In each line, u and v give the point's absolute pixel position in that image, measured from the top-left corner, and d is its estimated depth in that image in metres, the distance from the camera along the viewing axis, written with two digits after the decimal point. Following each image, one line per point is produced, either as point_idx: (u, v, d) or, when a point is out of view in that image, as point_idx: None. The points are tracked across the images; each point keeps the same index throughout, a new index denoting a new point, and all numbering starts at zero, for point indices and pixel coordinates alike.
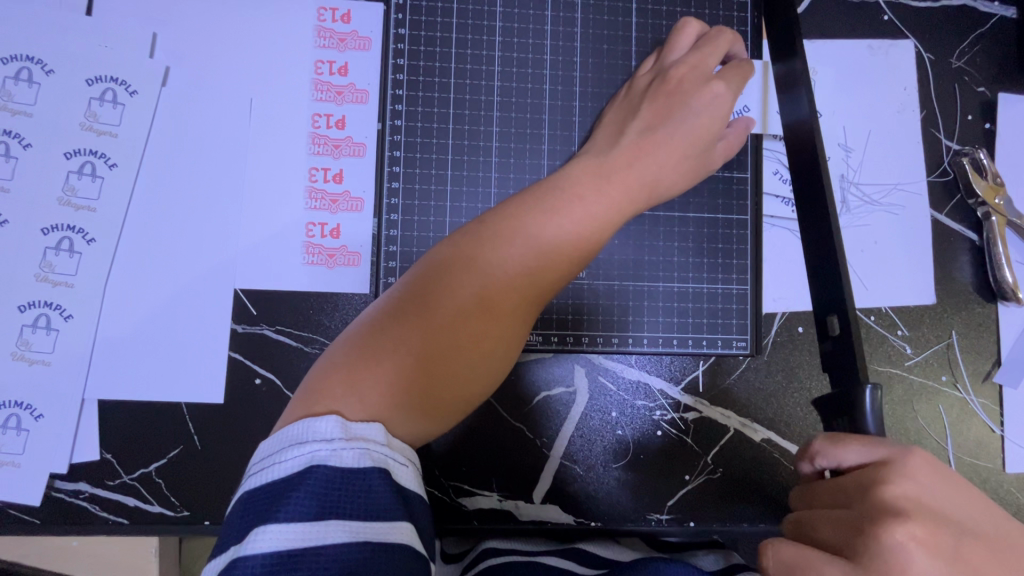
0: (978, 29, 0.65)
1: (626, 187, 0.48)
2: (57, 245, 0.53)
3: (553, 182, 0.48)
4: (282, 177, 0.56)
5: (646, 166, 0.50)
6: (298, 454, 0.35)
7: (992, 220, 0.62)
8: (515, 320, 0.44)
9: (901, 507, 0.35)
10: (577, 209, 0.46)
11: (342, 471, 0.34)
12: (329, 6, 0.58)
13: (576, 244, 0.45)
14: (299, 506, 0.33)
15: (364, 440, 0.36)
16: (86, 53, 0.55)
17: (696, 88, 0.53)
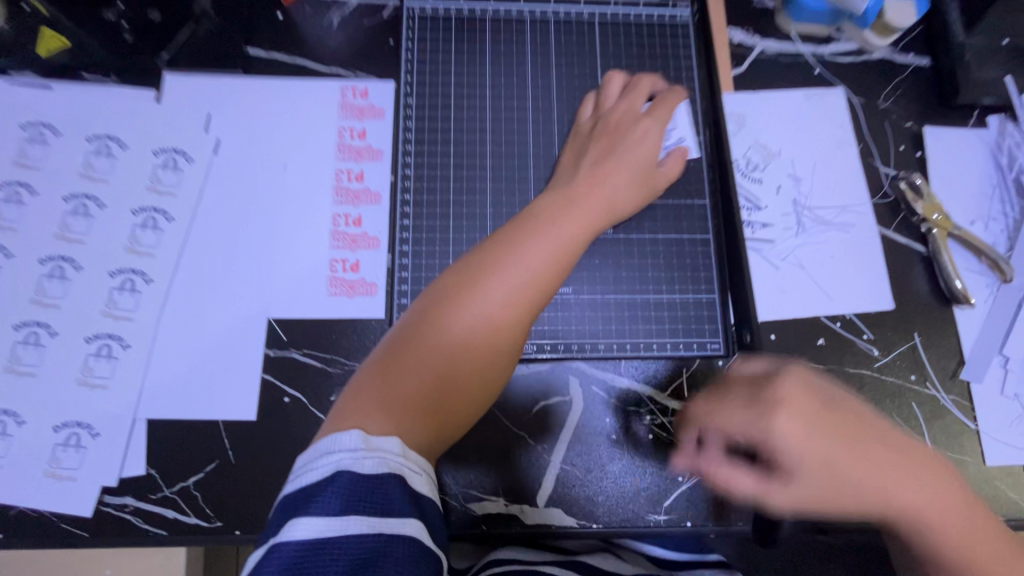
0: (897, 77, 0.77)
1: (589, 217, 0.57)
2: (121, 285, 0.62)
3: (528, 220, 0.56)
4: (312, 223, 0.67)
5: (602, 194, 0.58)
6: (327, 462, 0.43)
7: (934, 233, 0.70)
8: (511, 334, 0.51)
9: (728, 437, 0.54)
10: (552, 243, 0.54)
11: (363, 474, 0.42)
12: (351, 86, 0.71)
13: (552, 272, 0.53)
14: (328, 504, 0.40)
15: (382, 451, 0.43)
16: (155, 131, 0.67)
17: (630, 127, 0.62)
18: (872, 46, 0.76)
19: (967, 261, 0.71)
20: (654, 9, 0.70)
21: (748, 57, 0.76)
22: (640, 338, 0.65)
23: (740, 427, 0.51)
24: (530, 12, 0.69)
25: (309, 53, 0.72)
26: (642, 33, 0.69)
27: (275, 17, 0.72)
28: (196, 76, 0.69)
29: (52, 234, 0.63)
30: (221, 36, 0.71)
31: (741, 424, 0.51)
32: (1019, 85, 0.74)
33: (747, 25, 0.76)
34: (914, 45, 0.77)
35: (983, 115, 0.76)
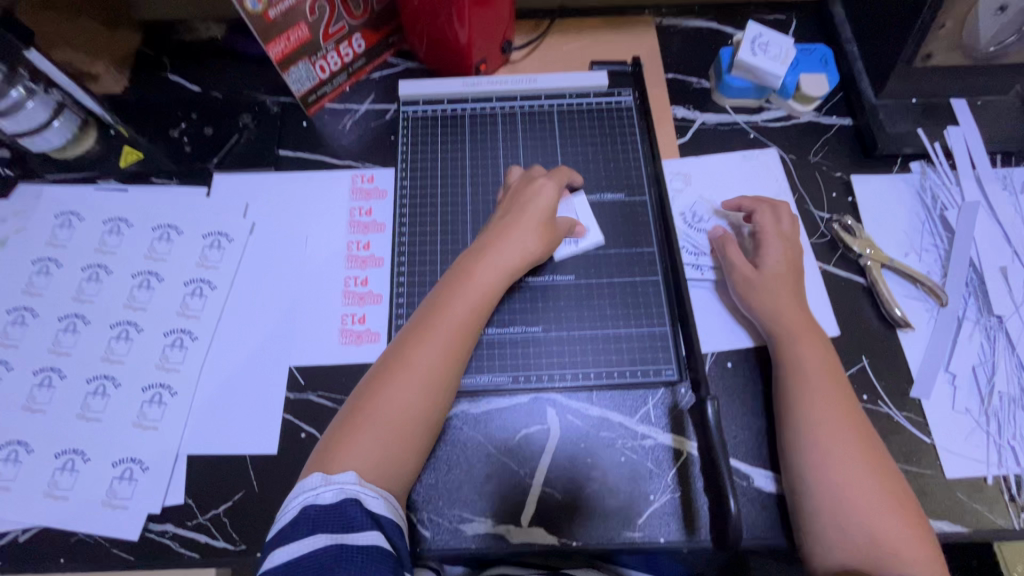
0: (824, 135, 0.89)
1: (502, 264, 0.70)
2: (172, 343, 0.76)
3: (457, 279, 0.70)
4: (327, 285, 0.80)
5: (508, 247, 0.71)
6: (293, 504, 0.57)
7: (870, 265, 0.79)
8: (446, 374, 0.65)
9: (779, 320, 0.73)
10: (472, 300, 0.68)
11: (322, 503, 0.56)
12: (361, 174, 0.87)
13: (473, 322, 0.68)
14: (301, 530, 0.54)
15: (341, 482, 0.58)
16: (205, 218, 0.83)
17: (527, 189, 0.75)
18: (797, 112, 0.90)
19: (906, 289, 0.79)
20: (603, 97, 0.85)
21: (690, 128, 0.89)
22: (602, 367, 0.74)
23: (771, 252, 0.76)
24: (501, 107, 0.85)
25: (327, 149, 0.89)
26: (594, 116, 0.84)
27: (301, 124, 0.91)
28: (237, 173, 0.87)
29: (121, 304, 0.77)
30: (258, 141, 0.88)
31: (773, 252, 0.76)
32: (931, 135, 0.85)
33: (688, 103, 0.91)
34: (835, 109, 0.90)
35: (906, 162, 0.86)
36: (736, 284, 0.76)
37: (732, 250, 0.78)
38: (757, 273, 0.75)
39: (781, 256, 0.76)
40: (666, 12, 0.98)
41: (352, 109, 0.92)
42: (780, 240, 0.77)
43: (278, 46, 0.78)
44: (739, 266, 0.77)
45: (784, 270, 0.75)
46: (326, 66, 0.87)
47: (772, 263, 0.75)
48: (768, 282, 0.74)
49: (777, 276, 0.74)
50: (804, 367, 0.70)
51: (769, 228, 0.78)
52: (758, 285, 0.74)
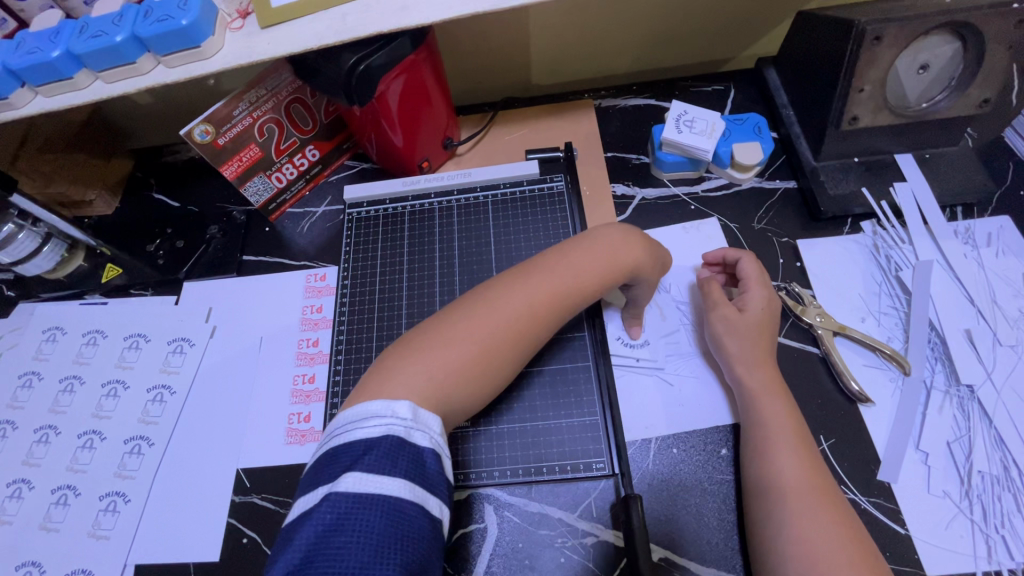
0: (768, 201, 0.88)
1: (606, 261, 0.68)
2: (131, 449, 0.80)
3: (551, 260, 0.68)
4: (277, 384, 0.83)
5: (613, 248, 0.69)
6: (377, 424, 0.52)
7: (822, 334, 0.75)
8: (518, 340, 0.63)
9: (753, 369, 0.70)
10: (567, 284, 0.66)
11: (409, 442, 0.51)
12: (315, 273, 0.92)
13: (554, 305, 0.65)
14: (376, 456, 0.49)
15: (427, 427, 0.54)
16: (171, 325, 0.89)
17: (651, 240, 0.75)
18: (738, 180, 0.89)
19: (863, 358, 0.74)
20: (536, 184, 0.89)
21: (630, 205, 0.90)
22: (532, 462, 0.72)
23: (753, 296, 0.73)
24: (438, 202, 0.90)
25: (286, 251, 0.95)
26: (527, 204, 0.88)
27: (263, 230, 0.97)
28: (204, 280, 0.93)
29: (90, 413, 0.83)
30: (225, 249, 0.96)
31: (755, 297, 0.73)
32: (877, 194, 0.82)
33: (627, 179, 0.92)
34: (779, 173, 0.89)
35: (856, 222, 0.83)
36: (716, 325, 0.74)
37: (715, 290, 0.76)
38: (740, 315, 0.72)
39: (765, 303, 0.73)
40: (605, 95, 1.02)
41: (310, 212, 0.99)
42: (761, 283, 0.74)
43: (232, 166, 0.86)
44: (722, 305, 0.74)
45: (764, 317, 0.72)
46: (282, 176, 0.94)
47: (750, 309, 0.73)
48: (748, 325, 0.72)
49: (759, 323, 0.72)
50: (777, 435, 0.65)
51: (751, 272, 0.75)
52: (739, 329, 0.72)
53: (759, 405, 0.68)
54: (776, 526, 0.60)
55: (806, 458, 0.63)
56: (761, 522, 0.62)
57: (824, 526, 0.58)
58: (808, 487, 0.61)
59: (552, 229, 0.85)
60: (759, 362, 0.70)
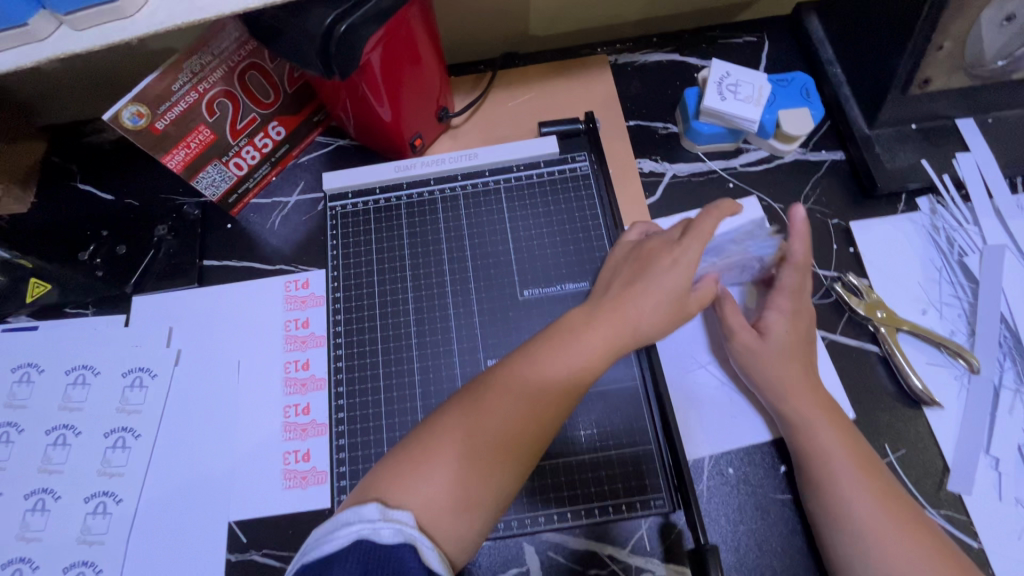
0: (814, 176, 0.78)
1: (617, 335, 0.58)
2: (94, 509, 0.67)
3: (555, 337, 0.59)
4: (264, 417, 0.71)
5: (627, 318, 0.59)
6: (348, 531, 0.48)
7: (883, 332, 0.68)
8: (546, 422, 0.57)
9: (781, 401, 0.62)
10: (573, 365, 0.57)
11: (382, 542, 0.47)
12: (293, 279, 0.77)
13: (583, 379, 0.58)
14: (347, 564, 0.45)
15: (399, 521, 0.49)
16: (122, 353, 0.74)
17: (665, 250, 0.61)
18: (780, 152, 0.78)
19: (926, 355, 0.68)
20: (555, 166, 0.75)
21: (660, 183, 0.78)
22: (579, 503, 0.64)
23: (776, 316, 0.65)
24: (440, 191, 0.75)
25: (256, 253, 0.79)
26: (546, 190, 0.75)
27: (225, 227, 0.81)
28: (158, 294, 0.77)
29: (35, 468, 0.69)
30: (179, 254, 0.79)
31: (776, 318, 0.65)
32: (937, 167, 0.74)
33: (655, 153, 0.80)
34: (824, 142, 0.79)
35: (911, 198, 0.75)
36: (738, 354, 0.65)
37: (732, 313, 0.66)
38: (762, 342, 0.64)
39: (788, 324, 0.64)
40: (621, 48, 0.87)
41: (281, 203, 0.82)
42: (788, 300, 0.65)
43: (175, 157, 0.69)
44: (740, 330, 0.65)
45: (783, 339, 0.64)
46: (242, 162, 0.77)
47: (772, 330, 0.64)
48: (773, 352, 0.63)
49: (785, 347, 0.64)
50: (837, 463, 0.58)
51: (785, 285, 0.65)
52: (764, 361, 0.63)
53: (818, 431, 0.60)
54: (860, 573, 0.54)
55: (878, 493, 0.56)
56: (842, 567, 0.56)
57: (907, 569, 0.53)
58: (885, 517, 0.55)
59: (579, 223, 0.73)
60: (797, 386, 0.62)
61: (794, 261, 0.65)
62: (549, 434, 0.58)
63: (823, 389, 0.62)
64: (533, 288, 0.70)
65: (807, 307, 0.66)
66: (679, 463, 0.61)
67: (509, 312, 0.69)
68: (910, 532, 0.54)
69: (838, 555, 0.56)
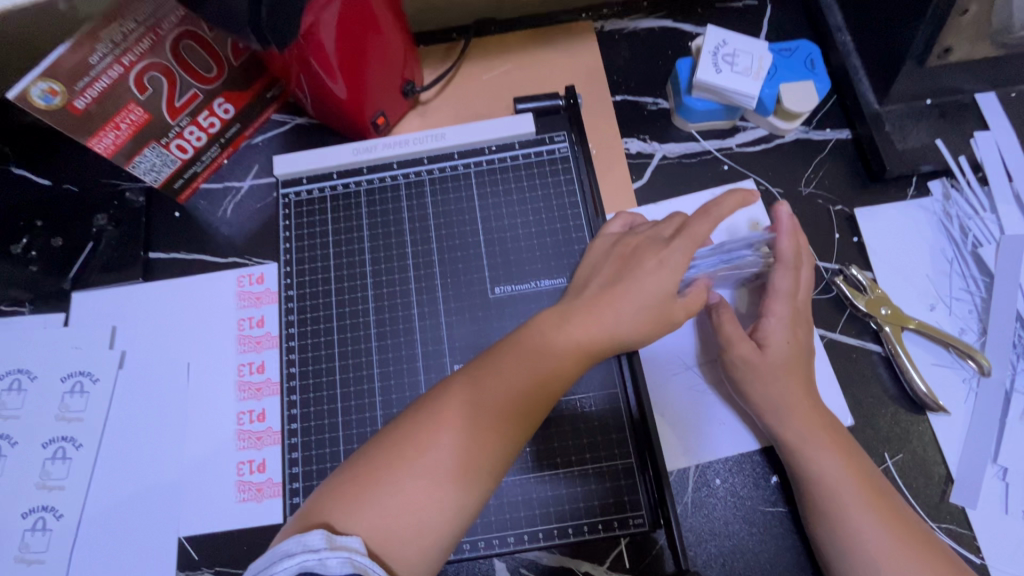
0: (817, 157, 0.71)
1: (590, 341, 0.52)
2: (33, 525, 0.62)
3: (522, 343, 0.53)
4: (216, 425, 0.65)
5: (603, 322, 0.53)
6: (289, 565, 0.42)
7: (887, 331, 0.62)
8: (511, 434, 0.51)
9: (780, 420, 0.57)
10: (540, 373, 0.52)
11: None
12: (246, 273, 0.71)
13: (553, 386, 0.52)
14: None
15: (348, 549, 0.44)
16: (60, 356, 0.68)
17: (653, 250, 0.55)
18: (780, 131, 0.71)
19: (932, 355, 0.62)
20: (531, 147, 0.68)
21: (648, 166, 0.71)
22: (555, 519, 0.59)
23: (774, 323, 0.59)
24: (404, 176, 0.68)
25: (206, 245, 0.73)
26: (521, 174, 0.67)
27: (173, 215, 0.74)
28: (100, 290, 0.71)
29: None
30: (122, 246, 0.72)
31: (774, 325, 0.59)
32: (953, 148, 0.67)
33: (643, 132, 0.73)
34: (829, 119, 0.72)
35: (923, 181, 0.68)
36: (733, 367, 0.60)
37: (728, 321, 0.60)
38: (760, 353, 0.59)
39: (789, 334, 0.59)
40: (608, 13, 0.78)
41: (233, 188, 0.75)
42: (786, 305, 0.59)
43: (103, 141, 0.62)
44: (738, 340, 0.59)
45: (785, 352, 0.58)
46: (185, 143, 0.69)
47: (772, 343, 0.59)
48: (773, 366, 0.58)
49: (785, 360, 0.58)
50: (840, 488, 0.54)
51: (781, 289, 0.59)
52: (761, 374, 0.58)
53: (811, 443, 0.56)
54: None
55: (882, 516, 0.53)
56: None
57: None
58: (882, 532, 0.52)
59: (558, 214, 0.66)
60: (797, 405, 0.57)
61: (789, 262, 0.58)
62: (516, 449, 0.52)
63: (817, 396, 0.58)
64: (505, 285, 0.64)
65: (805, 311, 0.60)
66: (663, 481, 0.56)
67: (480, 312, 0.63)
68: (916, 556, 0.51)
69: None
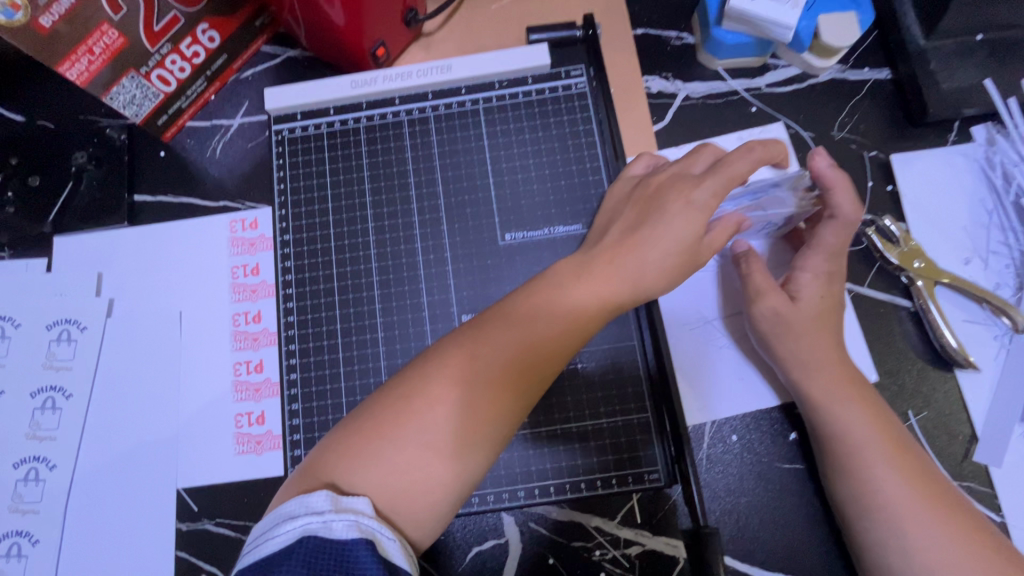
0: (854, 98, 0.65)
1: (611, 287, 0.49)
2: (25, 475, 0.60)
3: (538, 293, 0.49)
4: (211, 375, 0.63)
5: (623, 270, 0.49)
6: (291, 527, 0.40)
7: (919, 285, 0.59)
8: (523, 389, 0.47)
9: (813, 373, 0.55)
10: (557, 325, 0.48)
11: (331, 539, 0.39)
12: (239, 218, 0.66)
13: (567, 340, 0.48)
14: (289, 569, 0.38)
15: (354, 512, 0.41)
16: (45, 303, 0.64)
17: (679, 193, 0.50)
18: (814, 70, 0.65)
19: (963, 311, 0.59)
20: (545, 83, 0.63)
21: (669, 106, 0.66)
22: (567, 473, 0.57)
23: (808, 277, 0.57)
24: (406, 112, 0.63)
25: (195, 188, 0.68)
26: (534, 112, 0.62)
27: (157, 155, 0.68)
28: (83, 234, 0.67)
29: None
30: (103, 186, 0.67)
31: (808, 280, 0.57)
32: (1002, 89, 0.62)
33: (665, 68, 0.67)
34: (867, 57, 0.66)
35: (965, 127, 0.64)
36: (760, 320, 0.57)
37: (758, 271, 0.58)
38: (792, 307, 0.56)
39: (822, 287, 0.57)
40: None
41: (221, 126, 0.69)
42: (824, 260, 0.57)
43: (75, 66, 0.56)
44: (769, 291, 0.57)
45: (820, 303, 0.57)
46: (168, 74, 0.63)
47: (806, 295, 0.57)
48: (806, 318, 0.56)
49: (817, 312, 0.56)
50: (865, 444, 0.53)
51: (823, 242, 0.57)
52: (793, 328, 0.56)
53: (834, 400, 0.54)
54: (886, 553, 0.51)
55: (908, 472, 0.52)
56: (866, 546, 0.52)
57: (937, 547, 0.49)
58: (906, 490, 0.51)
59: (574, 155, 0.61)
60: (828, 358, 0.55)
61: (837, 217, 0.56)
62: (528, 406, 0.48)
63: (843, 353, 0.56)
64: (516, 232, 0.60)
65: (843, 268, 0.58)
66: (678, 429, 0.52)
67: (489, 259, 0.60)
68: (941, 511, 0.51)
69: (860, 534, 0.52)
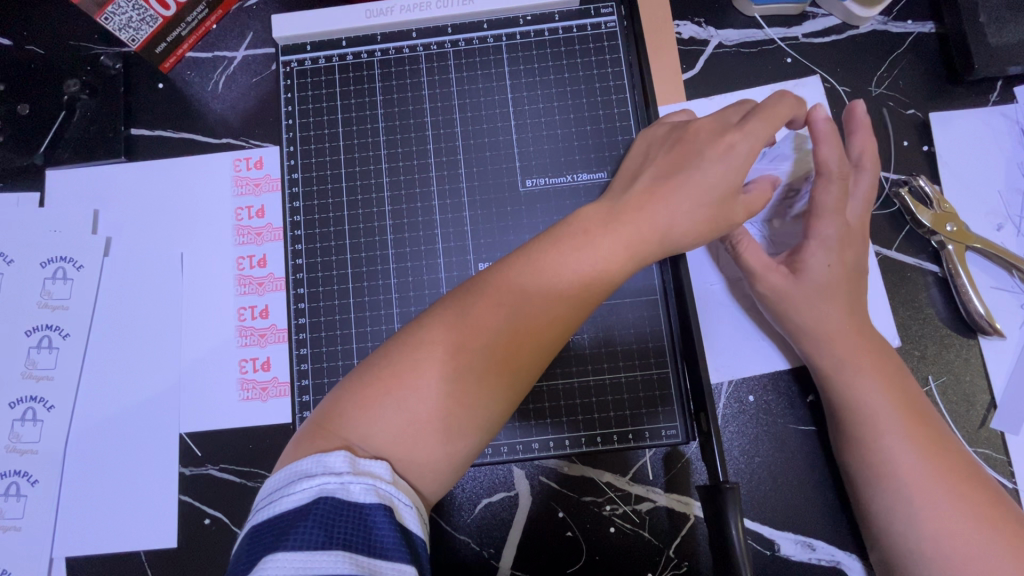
0: (895, 53, 0.62)
1: (639, 236, 0.46)
2: (22, 415, 0.58)
3: (564, 238, 0.46)
4: (215, 319, 0.60)
5: (654, 220, 0.47)
6: (308, 486, 0.38)
7: (949, 250, 0.57)
8: (544, 338, 0.45)
9: (824, 343, 0.53)
10: (584, 271, 0.45)
11: (351, 502, 0.37)
12: (243, 157, 0.63)
13: (592, 286, 0.45)
14: (305, 532, 0.36)
15: (372, 476, 0.39)
16: (38, 240, 0.61)
17: (712, 139, 0.48)
18: (856, 19, 0.61)
19: (991, 277, 0.58)
20: (573, 20, 0.59)
21: (701, 54, 0.62)
22: (581, 430, 0.56)
23: (813, 245, 0.54)
24: (425, 46, 0.59)
25: (197, 124, 0.64)
26: (560, 52, 0.59)
27: (155, 87, 0.64)
28: (76, 167, 0.63)
29: None
30: (97, 118, 0.63)
31: (815, 248, 0.54)
32: None
33: (698, 12, 0.63)
34: (911, 9, 0.62)
35: (1008, 86, 0.61)
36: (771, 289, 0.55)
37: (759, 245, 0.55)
38: (793, 280, 0.54)
39: (831, 255, 0.53)
40: None
41: (225, 58, 0.65)
42: (831, 225, 0.53)
43: None
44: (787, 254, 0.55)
45: (831, 270, 0.54)
46: None
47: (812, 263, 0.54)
48: (813, 286, 0.54)
49: (826, 280, 0.54)
50: (885, 411, 0.52)
51: (826, 206, 0.53)
52: (804, 294, 0.54)
53: (856, 363, 0.53)
54: (903, 521, 0.50)
55: (926, 439, 0.51)
56: (880, 515, 0.51)
57: (955, 515, 0.49)
58: (922, 458, 0.50)
59: (601, 101, 0.58)
60: (844, 326, 0.53)
61: (834, 175, 0.52)
62: (547, 358, 0.46)
63: (865, 317, 0.54)
64: (538, 178, 0.57)
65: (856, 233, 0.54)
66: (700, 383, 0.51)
67: (508, 207, 0.57)
68: (958, 478, 0.50)
69: (874, 503, 0.51)
